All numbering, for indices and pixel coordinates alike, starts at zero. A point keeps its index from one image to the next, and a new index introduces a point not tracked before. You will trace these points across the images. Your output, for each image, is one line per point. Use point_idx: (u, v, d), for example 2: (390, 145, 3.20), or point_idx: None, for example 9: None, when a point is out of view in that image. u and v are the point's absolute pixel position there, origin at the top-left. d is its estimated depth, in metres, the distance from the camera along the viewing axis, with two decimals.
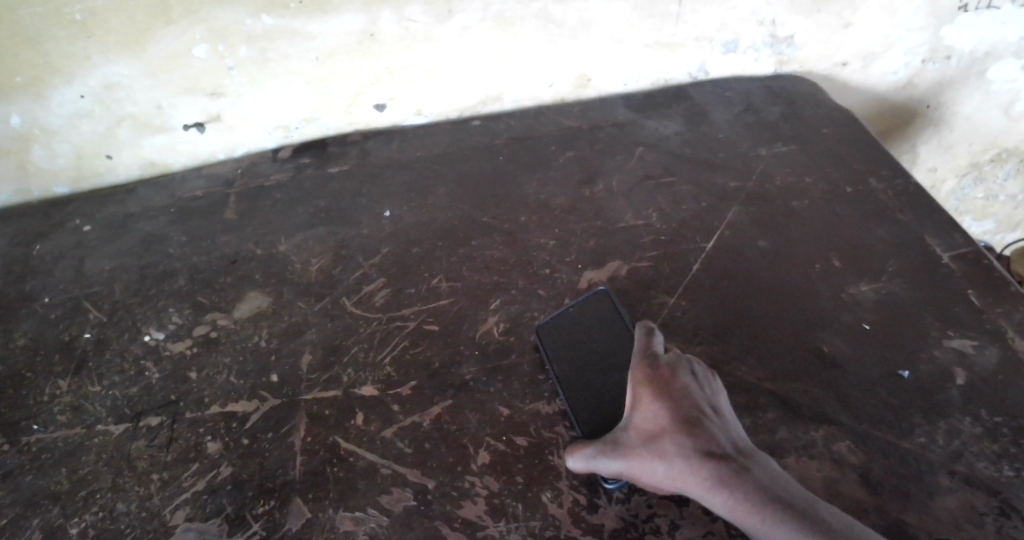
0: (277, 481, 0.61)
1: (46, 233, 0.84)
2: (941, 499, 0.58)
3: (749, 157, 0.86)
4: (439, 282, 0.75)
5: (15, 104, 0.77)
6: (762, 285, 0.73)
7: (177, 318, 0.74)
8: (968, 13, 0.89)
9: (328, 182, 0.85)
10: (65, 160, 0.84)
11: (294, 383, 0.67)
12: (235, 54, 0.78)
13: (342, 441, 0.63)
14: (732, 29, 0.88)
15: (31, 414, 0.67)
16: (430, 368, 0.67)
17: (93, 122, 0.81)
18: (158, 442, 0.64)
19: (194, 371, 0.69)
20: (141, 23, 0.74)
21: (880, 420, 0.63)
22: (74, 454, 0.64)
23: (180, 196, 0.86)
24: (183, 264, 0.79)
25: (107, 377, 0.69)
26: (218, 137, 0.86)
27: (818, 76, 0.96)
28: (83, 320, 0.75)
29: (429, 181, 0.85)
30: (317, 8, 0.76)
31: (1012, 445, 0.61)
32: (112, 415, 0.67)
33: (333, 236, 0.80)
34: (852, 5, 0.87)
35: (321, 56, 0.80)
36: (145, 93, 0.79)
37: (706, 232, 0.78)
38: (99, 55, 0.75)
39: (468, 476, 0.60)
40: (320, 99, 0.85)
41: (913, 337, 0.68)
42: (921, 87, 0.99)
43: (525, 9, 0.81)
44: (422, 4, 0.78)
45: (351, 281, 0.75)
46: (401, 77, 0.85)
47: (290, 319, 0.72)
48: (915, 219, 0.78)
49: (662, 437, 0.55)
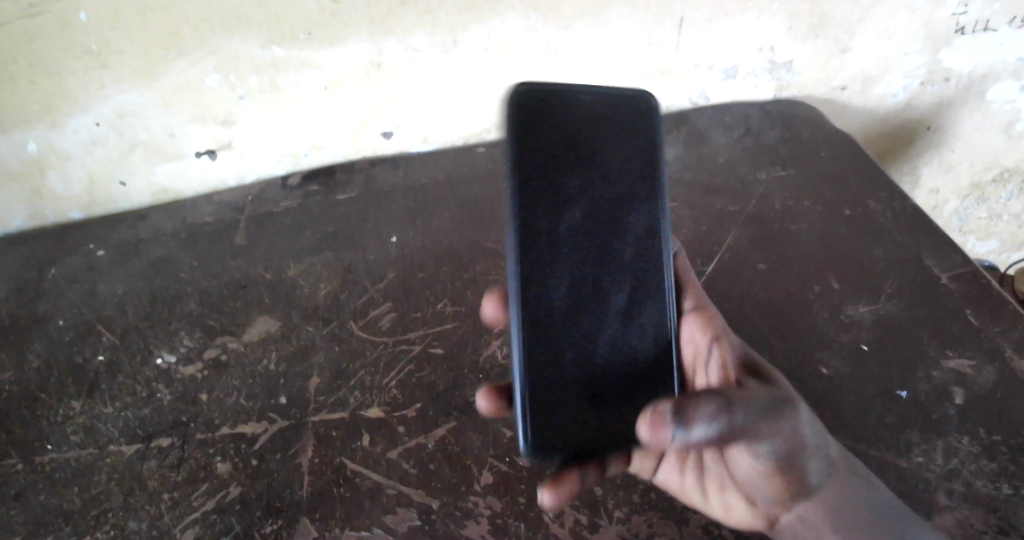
0: (285, 501, 0.62)
1: (61, 257, 0.87)
2: (940, 517, 0.58)
3: (749, 180, 0.87)
4: (443, 306, 0.76)
5: (31, 132, 0.80)
6: (761, 307, 0.74)
7: (188, 342, 0.76)
8: (965, 36, 0.91)
9: (335, 207, 0.87)
10: (78, 185, 0.87)
11: (301, 404, 0.69)
12: (245, 84, 0.80)
13: (348, 462, 0.64)
14: (731, 56, 0.89)
15: (44, 434, 0.69)
16: (434, 390, 0.69)
17: (107, 148, 0.84)
18: (168, 463, 0.66)
19: (204, 394, 0.71)
20: (153, 53, 0.75)
21: (879, 439, 0.63)
22: (86, 473, 0.66)
23: (191, 221, 0.88)
24: (195, 288, 0.81)
25: (119, 399, 0.71)
26: (229, 164, 0.89)
27: (817, 100, 0.98)
28: (96, 343, 0.77)
29: (434, 206, 0.87)
30: (325, 39, 0.78)
31: (1010, 463, 0.62)
32: (124, 436, 0.68)
33: (340, 261, 0.82)
34: (849, 30, 0.88)
35: (329, 85, 0.82)
36: (157, 120, 0.82)
37: (706, 255, 0.79)
38: (113, 84, 0.77)
39: (471, 497, 0.61)
40: (328, 128, 0.87)
41: (912, 357, 0.69)
42: (919, 109, 1.00)
43: (527, 38, 0.81)
44: (428, 34, 0.79)
45: (357, 305, 0.77)
46: (407, 105, 0.87)
47: (298, 343, 0.74)
48: (914, 240, 0.80)
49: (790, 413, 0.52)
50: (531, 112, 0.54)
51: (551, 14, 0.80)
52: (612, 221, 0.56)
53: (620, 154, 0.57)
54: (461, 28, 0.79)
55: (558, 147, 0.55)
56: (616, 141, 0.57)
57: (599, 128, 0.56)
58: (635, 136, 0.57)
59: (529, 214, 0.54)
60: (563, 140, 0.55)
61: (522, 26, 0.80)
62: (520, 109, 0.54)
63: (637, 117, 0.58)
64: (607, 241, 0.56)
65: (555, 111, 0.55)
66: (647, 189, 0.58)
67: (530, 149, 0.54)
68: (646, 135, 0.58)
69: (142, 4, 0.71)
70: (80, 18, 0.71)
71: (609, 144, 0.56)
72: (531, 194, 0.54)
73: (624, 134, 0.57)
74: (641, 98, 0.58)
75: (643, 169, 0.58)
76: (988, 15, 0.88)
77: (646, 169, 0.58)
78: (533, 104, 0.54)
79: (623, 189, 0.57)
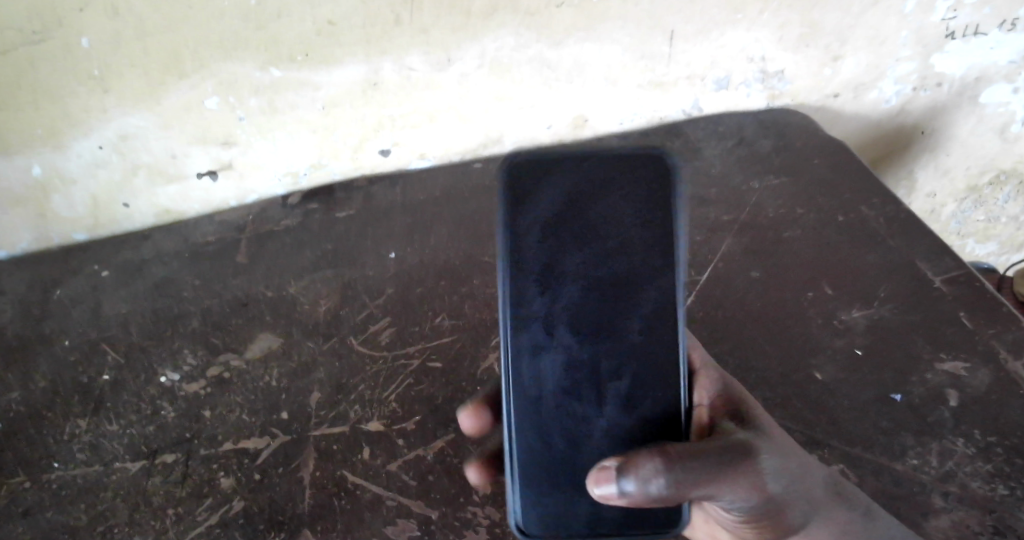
0: (287, 515, 0.63)
1: (67, 278, 0.89)
2: (936, 519, 0.59)
3: (742, 189, 0.88)
4: (441, 320, 0.78)
5: (35, 155, 0.82)
6: (755, 315, 0.75)
7: (191, 360, 0.77)
8: (955, 41, 0.88)
9: (335, 225, 0.89)
10: (82, 208, 0.89)
11: (302, 419, 0.70)
12: (244, 105, 0.81)
13: (348, 475, 0.65)
14: (722, 66, 0.88)
15: (51, 451, 0.70)
16: (433, 402, 0.70)
17: (110, 170, 0.85)
18: (172, 478, 0.67)
19: (207, 410, 0.72)
20: (154, 77, 0.77)
21: (874, 443, 0.64)
22: (92, 490, 0.67)
23: (193, 241, 0.90)
24: (197, 306, 0.82)
25: (124, 417, 0.73)
26: (229, 184, 0.90)
27: (809, 108, 0.96)
28: (101, 362, 0.78)
29: (433, 221, 0.88)
30: (322, 60, 0.79)
31: (1006, 464, 0.62)
32: (129, 453, 0.69)
33: (340, 277, 0.83)
34: (839, 38, 0.86)
35: (327, 104, 0.83)
36: (159, 142, 0.83)
37: (700, 264, 0.80)
38: (116, 107, 0.79)
39: (470, 507, 0.63)
40: (326, 146, 0.88)
41: (906, 362, 0.70)
42: (913, 114, 0.97)
43: (520, 54, 0.82)
44: (422, 53, 0.80)
45: (356, 321, 0.78)
46: (404, 123, 0.87)
47: (299, 359, 0.75)
48: (906, 245, 0.80)
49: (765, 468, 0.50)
50: (525, 190, 0.53)
51: (543, 32, 0.80)
52: (615, 297, 0.53)
53: (628, 224, 0.52)
54: (455, 46, 0.80)
55: (552, 221, 0.53)
56: (624, 211, 0.52)
57: (604, 196, 0.52)
58: (648, 207, 0.52)
59: (521, 290, 0.54)
60: (559, 212, 0.53)
61: (514, 43, 0.81)
62: (510, 188, 0.53)
63: (651, 187, 0.52)
64: (608, 316, 0.53)
65: (552, 185, 0.53)
66: (662, 266, 0.53)
67: (522, 228, 0.53)
68: (663, 206, 0.52)
69: (143, 29, 0.73)
70: (82, 44, 0.73)
71: (615, 214, 0.52)
72: (523, 271, 0.53)
73: (635, 206, 0.52)
74: (657, 162, 0.52)
75: (657, 242, 0.53)
76: (978, 19, 0.85)
77: (660, 242, 0.52)
78: (526, 179, 0.53)
79: (633, 262, 0.53)
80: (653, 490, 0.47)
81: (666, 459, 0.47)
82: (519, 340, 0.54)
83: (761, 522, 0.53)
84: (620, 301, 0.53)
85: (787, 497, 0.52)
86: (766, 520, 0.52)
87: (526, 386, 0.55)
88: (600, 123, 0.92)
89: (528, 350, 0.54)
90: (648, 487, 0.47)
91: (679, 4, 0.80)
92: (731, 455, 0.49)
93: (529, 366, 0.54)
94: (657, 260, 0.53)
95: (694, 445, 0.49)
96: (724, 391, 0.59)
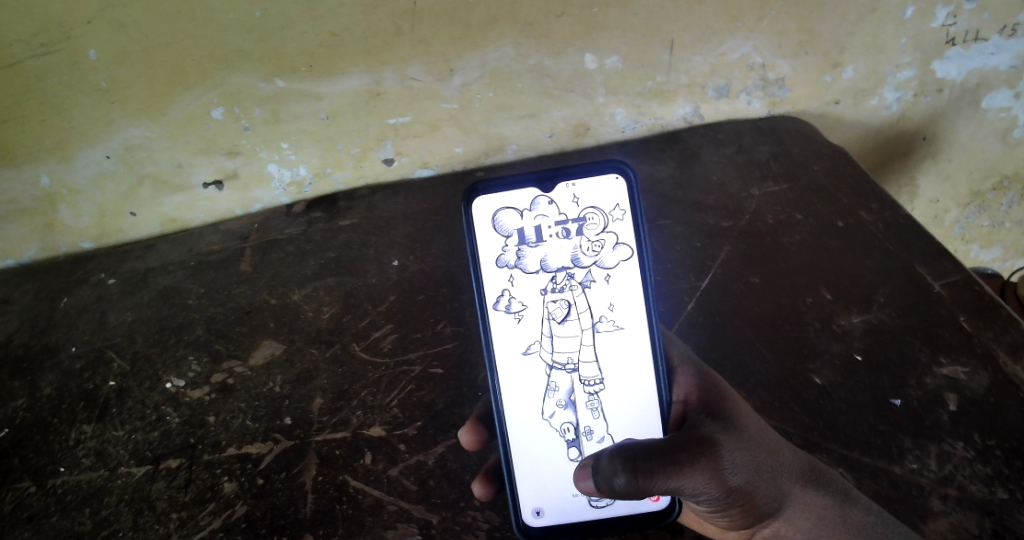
0: (288, 519, 0.67)
1: (73, 287, 0.91)
2: (933, 522, 0.61)
3: (740, 195, 0.87)
4: (443, 326, 0.78)
5: (42, 167, 0.84)
6: (754, 320, 0.76)
7: (195, 367, 0.79)
8: (957, 46, 0.86)
9: (336, 234, 0.89)
10: (88, 218, 0.90)
11: (304, 425, 0.73)
12: (248, 115, 0.82)
13: (349, 480, 0.69)
14: (721, 75, 0.87)
15: (56, 458, 0.75)
16: (433, 409, 0.72)
17: (116, 182, 0.87)
18: (175, 483, 0.71)
19: (211, 416, 0.75)
20: (160, 90, 0.79)
21: (872, 446, 0.66)
22: (97, 496, 0.71)
23: (198, 250, 0.91)
24: (200, 315, 0.84)
25: (129, 423, 0.76)
26: (233, 194, 0.91)
27: (808, 115, 0.94)
28: (107, 370, 0.81)
29: (433, 231, 0.88)
30: (324, 70, 0.79)
31: (1005, 466, 0.64)
32: (133, 459, 0.73)
33: (341, 286, 0.84)
34: (838, 44, 0.85)
35: (330, 114, 0.84)
36: (163, 153, 0.84)
37: (700, 270, 0.81)
38: (121, 119, 0.81)
39: (470, 511, 0.66)
40: (329, 154, 0.88)
41: (904, 365, 0.71)
42: (913, 119, 0.94)
43: (522, 63, 0.82)
44: (423, 64, 0.80)
45: (359, 328, 0.80)
46: (405, 132, 0.88)
47: (301, 367, 0.77)
48: (905, 249, 0.79)
49: (731, 467, 0.54)
50: (495, 205, 0.63)
51: (543, 42, 0.81)
52: (584, 292, 0.64)
53: (589, 230, 0.63)
54: (456, 56, 0.80)
55: (524, 229, 0.63)
56: (584, 218, 0.63)
57: (565, 205, 0.63)
58: (605, 213, 0.63)
59: (501, 291, 0.63)
60: (529, 222, 0.63)
61: (515, 54, 0.81)
62: (483, 204, 0.63)
63: (606, 195, 0.63)
64: (578, 309, 0.64)
65: (519, 200, 0.63)
66: (623, 265, 0.63)
67: (498, 237, 0.63)
68: (619, 211, 0.63)
69: (146, 42, 0.74)
70: (89, 56, 0.75)
71: (576, 222, 0.63)
72: (501, 275, 0.63)
73: (593, 211, 0.63)
74: (612, 174, 0.62)
75: (617, 245, 0.63)
76: (976, 24, 0.84)
77: (618, 244, 0.63)
78: (495, 195, 0.63)
79: None
80: (615, 487, 0.52)
81: (624, 458, 0.52)
82: (500, 337, 0.63)
83: (735, 516, 0.57)
84: (590, 295, 0.63)
85: (755, 493, 0.56)
86: (737, 510, 0.56)
87: (512, 377, 0.63)
88: (600, 130, 0.92)
89: (511, 345, 0.63)
90: (611, 484, 0.52)
91: (677, 13, 0.80)
92: (688, 457, 0.53)
93: (512, 361, 0.63)
94: (617, 260, 0.63)
95: (652, 444, 0.54)
96: (701, 387, 0.61)
